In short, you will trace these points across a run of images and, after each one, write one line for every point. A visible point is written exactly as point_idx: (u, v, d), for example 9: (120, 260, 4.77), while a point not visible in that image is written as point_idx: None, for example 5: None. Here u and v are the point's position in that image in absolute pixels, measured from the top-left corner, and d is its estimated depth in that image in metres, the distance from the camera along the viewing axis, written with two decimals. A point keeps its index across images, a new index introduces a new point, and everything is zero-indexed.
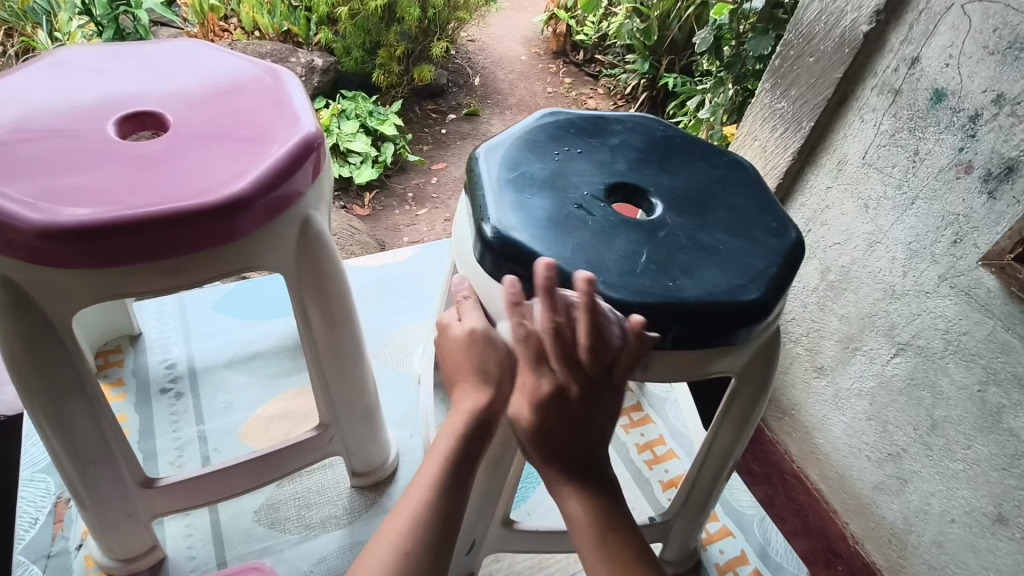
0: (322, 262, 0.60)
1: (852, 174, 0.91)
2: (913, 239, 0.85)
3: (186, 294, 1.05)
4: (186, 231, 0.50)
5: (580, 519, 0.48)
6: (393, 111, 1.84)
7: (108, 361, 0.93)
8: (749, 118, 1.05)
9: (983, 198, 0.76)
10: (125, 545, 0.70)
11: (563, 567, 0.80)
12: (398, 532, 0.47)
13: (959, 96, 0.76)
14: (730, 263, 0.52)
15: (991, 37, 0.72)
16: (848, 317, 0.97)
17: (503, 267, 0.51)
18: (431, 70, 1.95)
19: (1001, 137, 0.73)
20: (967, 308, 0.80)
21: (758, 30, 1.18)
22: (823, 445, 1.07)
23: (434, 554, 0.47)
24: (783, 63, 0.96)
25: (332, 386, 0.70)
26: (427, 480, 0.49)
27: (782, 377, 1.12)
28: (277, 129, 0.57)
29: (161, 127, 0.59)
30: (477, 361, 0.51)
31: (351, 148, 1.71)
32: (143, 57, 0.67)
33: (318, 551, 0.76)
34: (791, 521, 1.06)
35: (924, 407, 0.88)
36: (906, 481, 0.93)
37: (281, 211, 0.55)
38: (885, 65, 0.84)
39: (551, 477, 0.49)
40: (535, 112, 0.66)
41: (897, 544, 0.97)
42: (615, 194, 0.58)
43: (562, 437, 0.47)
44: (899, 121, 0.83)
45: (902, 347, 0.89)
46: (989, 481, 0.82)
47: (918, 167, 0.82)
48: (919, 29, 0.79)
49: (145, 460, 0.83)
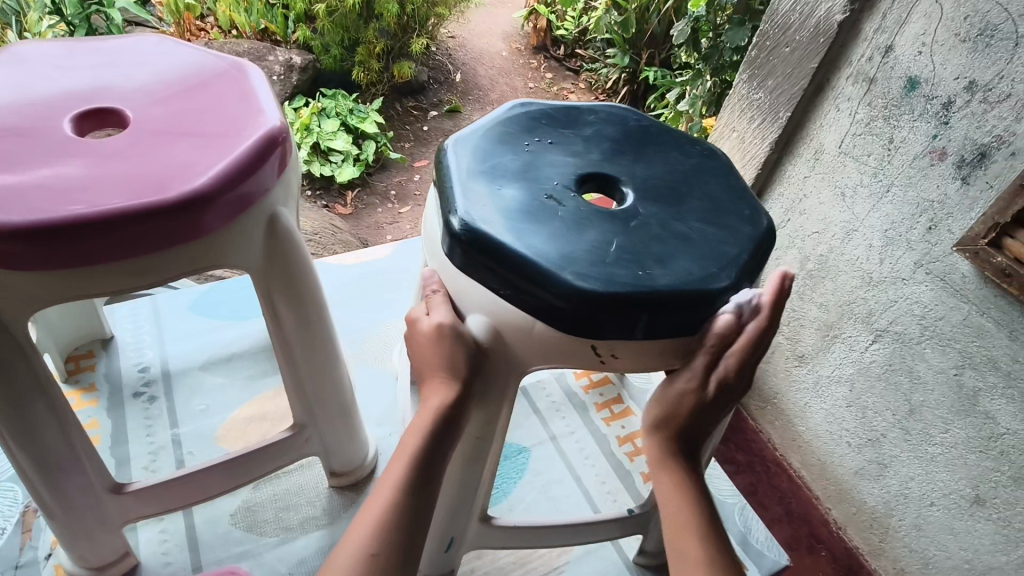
0: (291, 262, 0.59)
1: (829, 163, 0.92)
2: (889, 226, 0.85)
3: (160, 297, 1.03)
4: (146, 229, 0.48)
5: (676, 494, 0.53)
6: (374, 109, 1.82)
7: (79, 366, 0.91)
8: (726, 109, 1.03)
9: (957, 183, 0.77)
10: (96, 553, 0.68)
11: (545, 562, 0.80)
12: (365, 533, 0.48)
13: (932, 84, 0.77)
14: (703, 251, 0.52)
15: (963, 24, 0.72)
16: (827, 305, 0.97)
17: (474, 260, 0.50)
18: (411, 66, 1.92)
19: (974, 124, 0.74)
20: (942, 294, 0.81)
21: (735, 21, 1.17)
22: (804, 433, 1.07)
23: (400, 553, 0.48)
24: (759, 54, 0.94)
25: (307, 386, 0.69)
26: (395, 480, 0.50)
27: (763, 366, 1.12)
28: (241, 123, 0.56)
29: (120, 125, 0.57)
30: (446, 359, 0.51)
31: (332, 147, 1.70)
32: (102, 52, 0.65)
33: (297, 553, 0.75)
34: (774, 508, 1.07)
35: (902, 392, 0.89)
36: (885, 466, 0.94)
37: (245, 207, 0.54)
38: (859, 54, 0.84)
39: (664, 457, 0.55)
40: (505, 104, 0.65)
41: (879, 528, 0.98)
42: (586, 184, 0.58)
43: (706, 417, 0.54)
44: (874, 110, 0.84)
45: (880, 334, 0.90)
46: (967, 463, 0.83)
47: (893, 155, 0.83)
48: (892, 17, 0.79)
49: (118, 466, 0.81)
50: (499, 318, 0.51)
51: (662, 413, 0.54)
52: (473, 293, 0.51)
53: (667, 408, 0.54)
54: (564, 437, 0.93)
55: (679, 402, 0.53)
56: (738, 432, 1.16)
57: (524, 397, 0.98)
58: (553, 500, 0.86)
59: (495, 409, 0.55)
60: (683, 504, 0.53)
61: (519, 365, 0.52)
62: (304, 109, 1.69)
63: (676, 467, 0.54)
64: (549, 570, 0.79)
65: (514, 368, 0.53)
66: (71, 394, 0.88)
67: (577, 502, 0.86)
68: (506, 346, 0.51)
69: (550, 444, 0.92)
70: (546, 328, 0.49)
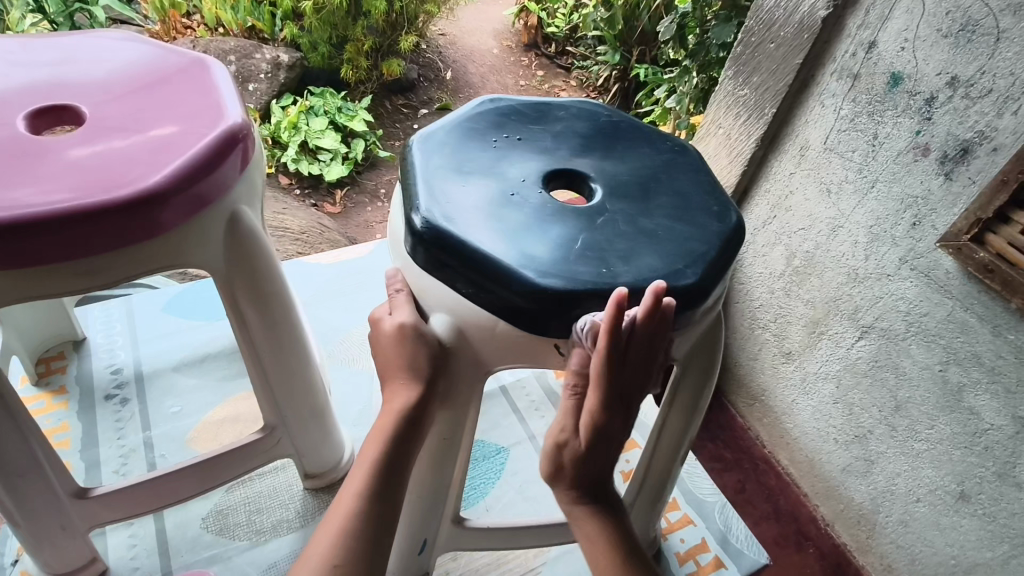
0: (255, 263, 0.58)
1: (814, 159, 0.91)
2: (874, 223, 0.85)
3: (135, 297, 1.02)
4: (99, 229, 0.47)
5: (587, 540, 0.52)
6: (363, 107, 1.81)
7: (49, 369, 0.90)
8: (713, 105, 1.03)
9: (940, 179, 0.76)
10: (62, 559, 0.67)
11: (522, 563, 0.79)
12: (327, 544, 0.47)
13: (914, 79, 0.76)
14: (669, 248, 0.51)
15: (945, 19, 0.72)
16: (813, 302, 0.96)
17: (436, 259, 0.49)
18: (400, 63, 1.91)
19: (956, 119, 0.73)
20: (926, 290, 0.81)
21: (720, 17, 1.16)
22: (792, 430, 1.07)
23: (365, 563, 0.47)
24: (744, 50, 0.94)
25: (276, 388, 0.68)
26: (358, 488, 0.49)
27: (750, 363, 1.11)
28: (202, 119, 0.55)
29: (76, 122, 0.56)
30: (407, 360, 0.50)
31: (320, 145, 1.68)
32: (61, 48, 0.63)
33: (269, 556, 0.74)
34: (762, 506, 1.06)
35: (888, 389, 0.89)
36: (873, 462, 0.94)
37: (203, 205, 0.52)
38: (843, 50, 0.83)
39: (569, 502, 0.53)
40: (474, 99, 0.64)
41: (866, 525, 0.97)
42: (554, 181, 0.57)
43: (592, 462, 0.51)
44: (859, 106, 0.83)
45: (866, 330, 0.89)
46: (952, 459, 0.83)
47: (877, 151, 0.82)
48: (875, 13, 0.79)
49: (87, 470, 0.80)
50: (462, 317, 0.50)
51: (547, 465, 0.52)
52: (435, 292, 0.50)
53: (554, 462, 0.52)
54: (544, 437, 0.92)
55: (557, 456, 0.51)
56: (725, 429, 1.15)
57: (504, 397, 0.97)
58: (531, 500, 0.85)
59: (462, 410, 0.54)
60: (596, 548, 0.52)
61: (483, 365, 0.51)
62: (292, 108, 1.68)
63: (581, 515, 0.52)
64: (526, 571, 0.78)
65: (479, 368, 0.52)
66: (41, 397, 0.86)
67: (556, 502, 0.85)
68: (470, 345, 0.51)
69: (529, 444, 0.91)
70: (509, 327, 0.48)
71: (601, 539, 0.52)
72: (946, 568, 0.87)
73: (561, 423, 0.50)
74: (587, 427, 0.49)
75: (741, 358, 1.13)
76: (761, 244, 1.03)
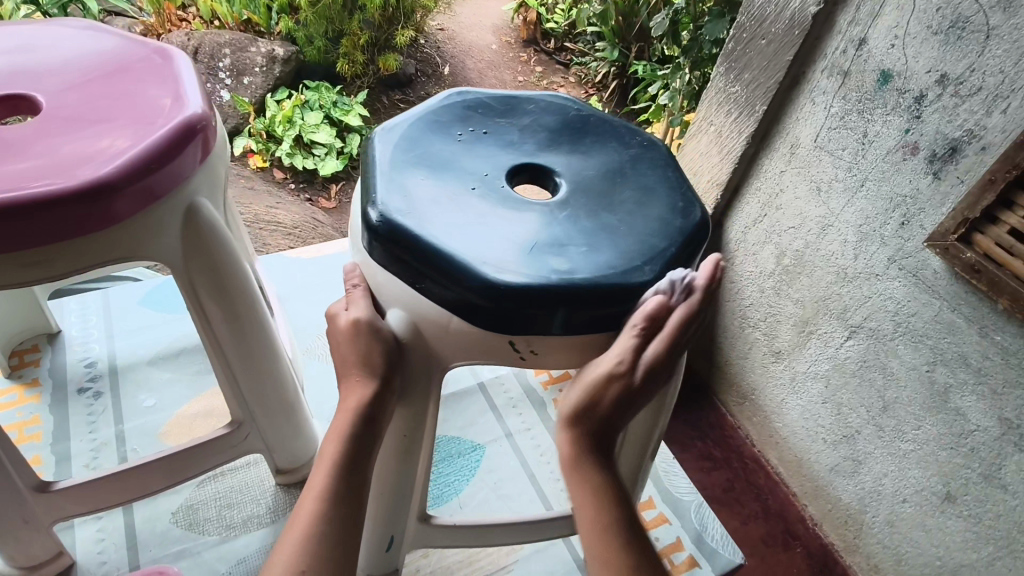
0: (216, 255, 0.57)
1: (805, 157, 0.90)
2: (863, 221, 0.84)
3: (110, 290, 1.01)
4: (47, 219, 0.46)
5: (586, 496, 0.51)
6: (359, 101, 1.77)
7: (22, 361, 0.90)
8: (704, 103, 1.02)
9: (928, 178, 0.75)
10: (28, 552, 0.67)
11: (495, 560, 0.79)
12: (292, 548, 0.47)
13: (904, 77, 0.75)
14: (628, 243, 0.50)
15: (935, 16, 0.71)
16: (802, 301, 0.95)
17: (393, 254, 0.48)
18: (397, 57, 1.85)
19: (945, 118, 0.72)
20: (914, 290, 0.80)
21: (713, 13, 1.14)
22: (781, 429, 1.06)
23: (333, 566, 0.47)
24: (735, 46, 0.93)
25: (244, 383, 0.67)
26: (319, 491, 0.49)
27: (741, 362, 1.11)
28: (162, 107, 0.54)
29: (34, 111, 0.55)
30: (362, 356, 0.50)
31: (314, 140, 1.66)
32: (21, 36, 0.63)
33: (239, 551, 0.74)
34: (750, 505, 1.06)
35: (876, 389, 0.88)
36: (860, 462, 0.93)
37: (158, 195, 0.52)
38: (833, 47, 0.82)
39: (578, 453, 0.51)
40: (442, 92, 0.63)
41: (853, 525, 0.97)
42: (518, 175, 0.56)
43: (625, 408, 0.51)
44: (849, 104, 0.82)
45: (855, 330, 0.89)
46: (938, 460, 0.82)
47: (867, 150, 0.81)
48: (865, 10, 0.77)
49: (58, 463, 0.79)
50: (417, 313, 0.49)
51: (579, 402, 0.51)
52: (390, 287, 0.50)
53: (586, 400, 0.51)
54: (521, 435, 0.92)
55: (600, 390, 0.50)
56: (716, 428, 1.15)
57: (483, 393, 0.97)
58: (505, 498, 0.84)
59: (421, 407, 0.54)
60: (596, 502, 0.50)
61: (440, 360, 0.51)
62: (286, 102, 1.67)
63: (589, 468, 0.51)
64: (499, 568, 0.78)
65: (436, 363, 0.51)
66: (13, 389, 0.86)
67: (530, 500, 0.84)
68: (425, 340, 0.50)
69: (505, 441, 0.91)
70: (463, 323, 0.48)
71: (605, 499, 0.50)
72: (931, 567, 0.86)
73: (622, 352, 0.49)
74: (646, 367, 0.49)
75: (732, 356, 1.12)
76: (751, 243, 1.02)
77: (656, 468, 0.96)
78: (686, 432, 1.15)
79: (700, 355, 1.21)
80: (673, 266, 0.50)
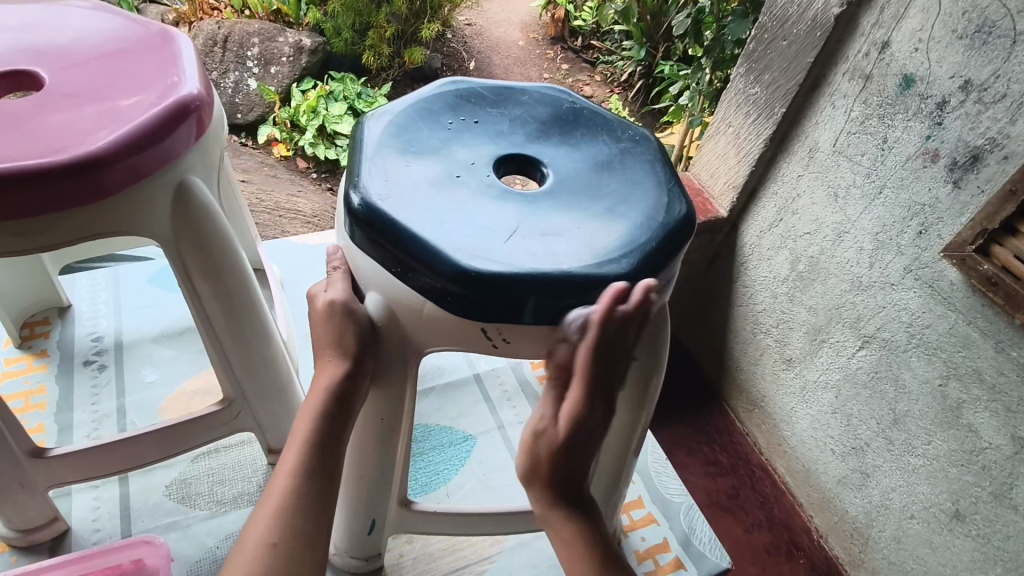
0: (208, 233, 0.59)
1: (823, 162, 0.88)
2: (880, 229, 0.82)
3: (120, 268, 1.05)
4: (40, 190, 0.48)
5: (561, 541, 0.54)
6: (383, 93, 1.79)
7: (33, 333, 0.93)
8: (723, 104, 1.00)
9: (948, 187, 0.73)
10: (24, 516, 0.70)
11: (478, 551, 0.79)
12: (265, 522, 0.47)
13: (927, 82, 0.73)
14: (607, 236, 0.50)
15: (960, 20, 0.69)
16: (816, 309, 0.93)
17: (371, 238, 0.49)
18: (423, 52, 1.85)
19: (967, 125, 0.70)
20: (930, 302, 0.77)
21: (736, 13, 1.10)
22: (789, 439, 1.05)
23: (306, 541, 0.48)
24: (757, 46, 0.91)
25: (235, 361, 0.69)
26: (290, 467, 0.50)
27: (751, 368, 1.09)
28: (158, 86, 0.56)
29: (36, 88, 0.57)
30: (336, 336, 0.51)
31: (338, 131, 1.68)
32: (30, 15, 0.65)
33: (227, 527, 0.76)
34: (755, 514, 1.04)
35: (887, 401, 0.86)
36: (868, 475, 0.91)
37: (148, 173, 0.53)
38: (856, 49, 0.80)
39: (546, 505, 0.55)
40: (437, 80, 0.64)
41: (859, 539, 0.95)
42: (506, 165, 0.56)
43: (571, 453, 0.53)
44: (869, 108, 0.80)
45: (868, 340, 0.87)
46: (948, 476, 0.80)
47: (886, 155, 0.79)
48: (889, 11, 0.75)
49: (59, 433, 0.82)
50: (391, 296, 0.50)
51: (527, 458, 0.55)
52: (368, 271, 0.51)
53: (530, 457, 0.55)
54: (513, 427, 0.92)
55: (536, 445, 0.54)
56: (723, 434, 1.14)
57: (476, 383, 0.97)
58: (493, 489, 0.85)
59: (397, 391, 0.55)
60: (578, 542, 0.53)
61: (413, 343, 0.52)
62: (311, 92, 1.68)
63: (558, 516, 0.54)
64: (482, 559, 0.78)
65: (408, 345, 0.52)
66: (23, 359, 0.90)
67: (517, 492, 0.85)
68: (398, 323, 0.51)
69: (497, 433, 0.91)
70: (436, 308, 0.48)
71: (580, 538, 0.53)
72: None
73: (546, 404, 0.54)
74: (568, 416, 0.52)
75: (742, 361, 1.11)
76: (766, 247, 1.00)
77: (649, 468, 0.95)
78: (692, 436, 1.14)
79: (709, 359, 1.20)
80: (655, 256, 0.50)
